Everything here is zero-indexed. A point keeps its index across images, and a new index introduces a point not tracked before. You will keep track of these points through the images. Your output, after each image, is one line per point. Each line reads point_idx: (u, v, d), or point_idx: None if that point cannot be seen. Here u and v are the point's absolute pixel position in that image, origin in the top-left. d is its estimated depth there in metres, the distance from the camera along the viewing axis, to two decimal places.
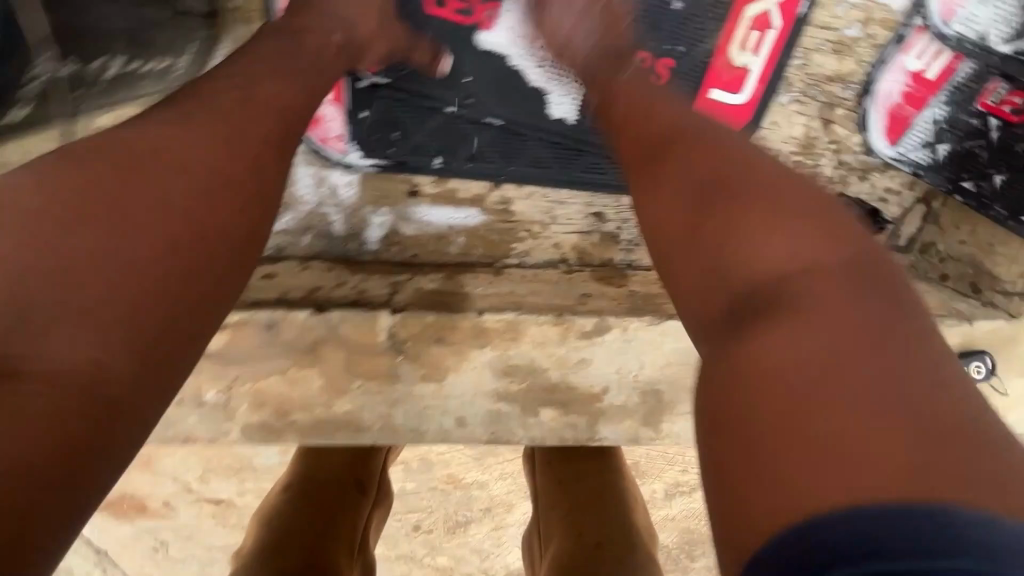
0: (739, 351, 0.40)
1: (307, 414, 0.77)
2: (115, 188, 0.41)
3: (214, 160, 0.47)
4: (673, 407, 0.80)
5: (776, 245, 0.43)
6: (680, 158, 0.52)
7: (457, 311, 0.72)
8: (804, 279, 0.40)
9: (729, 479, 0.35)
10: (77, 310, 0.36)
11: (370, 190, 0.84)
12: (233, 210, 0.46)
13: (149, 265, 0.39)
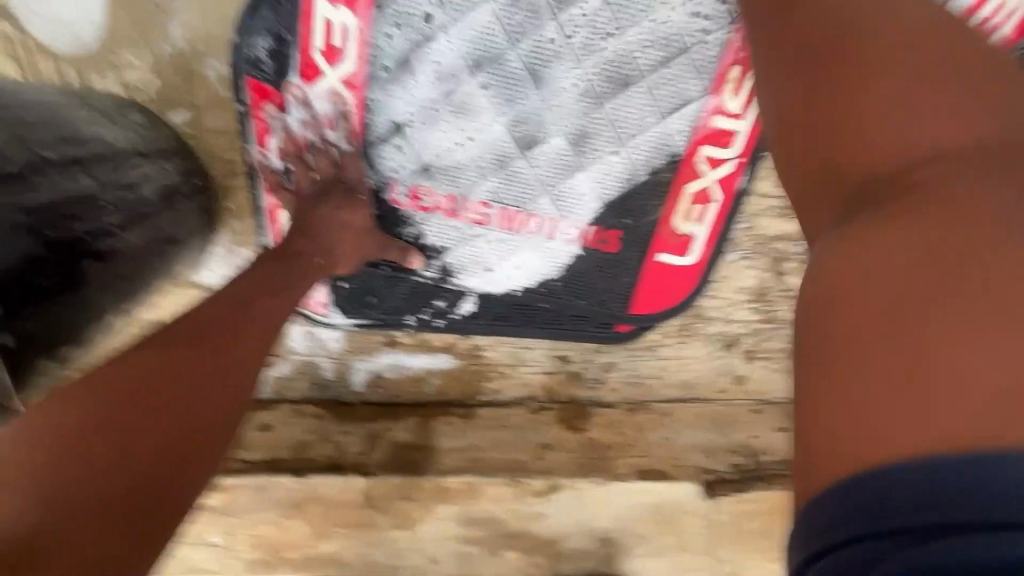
0: (840, 259, 0.44)
1: (297, 553, 0.87)
2: (142, 382, 0.51)
3: (216, 345, 0.58)
4: (630, 550, 0.85)
5: (878, 142, 0.46)
6: (865, 61, 0.49)
7: (421, 474, 0.81)
8: (923, 107, 0.46)
9: (811, 406, 0.41)
10: (103, 488, 0.45)
11: (353, 342, 0.94)
12: (232, 386, 0.57)
13: (165, 443, 0.50)
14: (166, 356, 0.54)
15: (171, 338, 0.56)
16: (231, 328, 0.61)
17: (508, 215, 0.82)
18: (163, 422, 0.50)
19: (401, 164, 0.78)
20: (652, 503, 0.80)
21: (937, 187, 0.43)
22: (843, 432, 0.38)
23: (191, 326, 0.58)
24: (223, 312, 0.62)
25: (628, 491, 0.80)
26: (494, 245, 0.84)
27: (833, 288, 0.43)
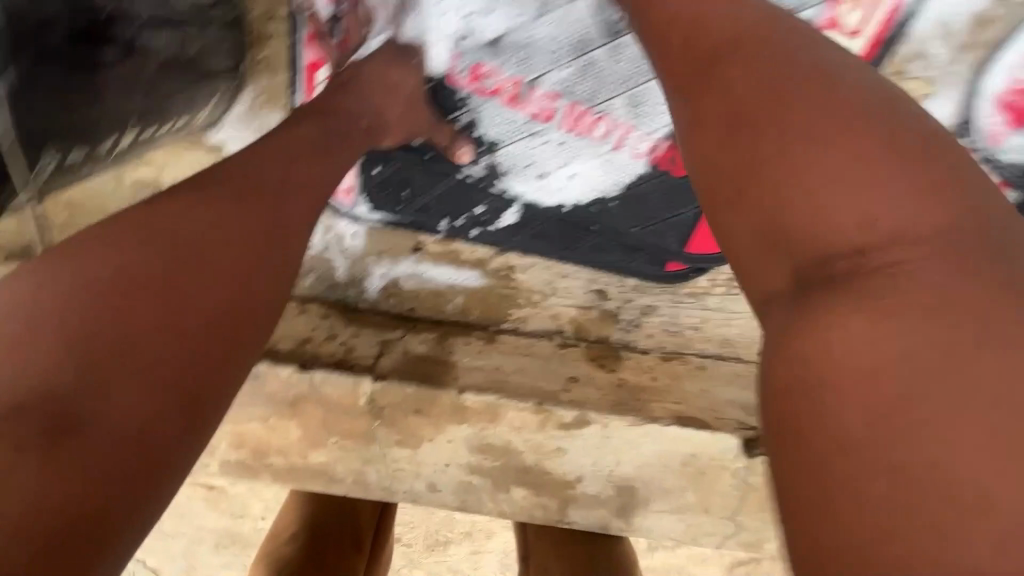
0: (787, 377, 0.38)
1: (283, 459, 0.78)
2: (179, 241, 0.47)
3: (263, 201, 0.53)
4: (646, 504, 0.78)
5: (850, 207, 0.40)
6: (747, 64, 0.47)
7: (438, 387, 0.72)
8: (858, 149, 0.41)
9: (785, 466, 0.36)
10: (140, 362, 0.41)
11: (374, 242, 0.84)
12: (281, 250, 0.52)
13: (212, 302, 0.46)
14: (201, 218, 0.49)
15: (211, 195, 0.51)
16: (272, 195, 0.54)
17: (575, 114, 0.73)
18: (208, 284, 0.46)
19: (467, 32, 0.69)
20: (684, 453, 0.73)
21: (864, 310, 0.37)
22: (833, 538, 0.33)
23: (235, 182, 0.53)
24: (265, 175, 0.55)
25: (661, 437, 0.73)
26: (552, 147, 0.75)
27: (809, 402, 0.36)
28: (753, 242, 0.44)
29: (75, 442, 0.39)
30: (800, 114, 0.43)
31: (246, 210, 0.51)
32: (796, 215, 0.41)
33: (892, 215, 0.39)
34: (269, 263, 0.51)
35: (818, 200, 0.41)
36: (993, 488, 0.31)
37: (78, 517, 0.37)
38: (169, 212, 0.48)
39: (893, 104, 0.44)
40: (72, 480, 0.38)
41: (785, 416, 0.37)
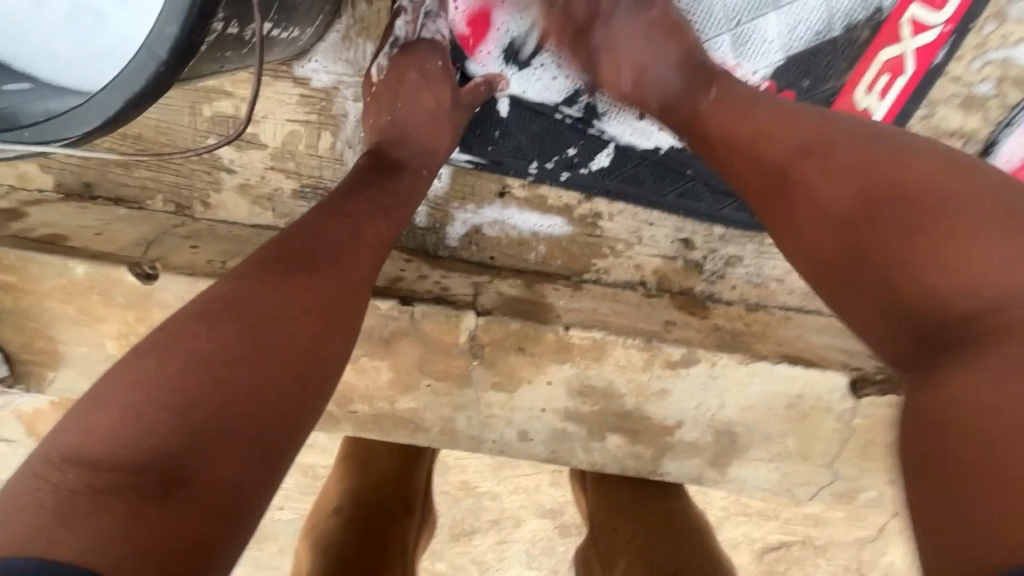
0: (937, 395, 0.37)
1: (367, 406, 0.75)
2: (259, 304, 0.47)
3: (338, 233, 0.54)
4: (743, 452, 0.77)
5: (950, 255, 0.41)
6: (830, 158, 0.50)
7: (543, 323, 0.69)
8: (1002, 242, 0.40)
9: (933, 527, 0.34)
10: (235, 398, 0.41)
11: (459, 185, 0.82)
12: (352, 246, 0.54)
13: (299, 354, 0.46)
14: (268, 297, 0.47)
15: (288, 249, 0.52)
16: (330, 268, 0.52)
17: None
18: (290, 336, 0.46)
19: None
20: (790, 395, 0.72)
21: (981, 329, 0.39)
22: (981, 532, 0.31)
23: (307, 245, 0.53)
24: (328, 239, 0.53)
25: (769, 376, 0.71)
26: None
27: (958, 412, 0.36)
28: (883, 316, 0.44)
29: (184, 489, 0.37)
30: (892, 166, 0.46)
31: (310, 287, 0.49)
32: (923, 259, 0.42)
33: (999, 273, 0.39)
34: (336, 317, 0.50)
35: (954, 267, 0.40)
36: (1020, 452, 0.32)
37: (187, 544, 0.35)
38: (248, 286, 0.48)
39: (971, 169, 0.45)
40: (182, 511, 0.36)
41: (923, 439, 0.37)
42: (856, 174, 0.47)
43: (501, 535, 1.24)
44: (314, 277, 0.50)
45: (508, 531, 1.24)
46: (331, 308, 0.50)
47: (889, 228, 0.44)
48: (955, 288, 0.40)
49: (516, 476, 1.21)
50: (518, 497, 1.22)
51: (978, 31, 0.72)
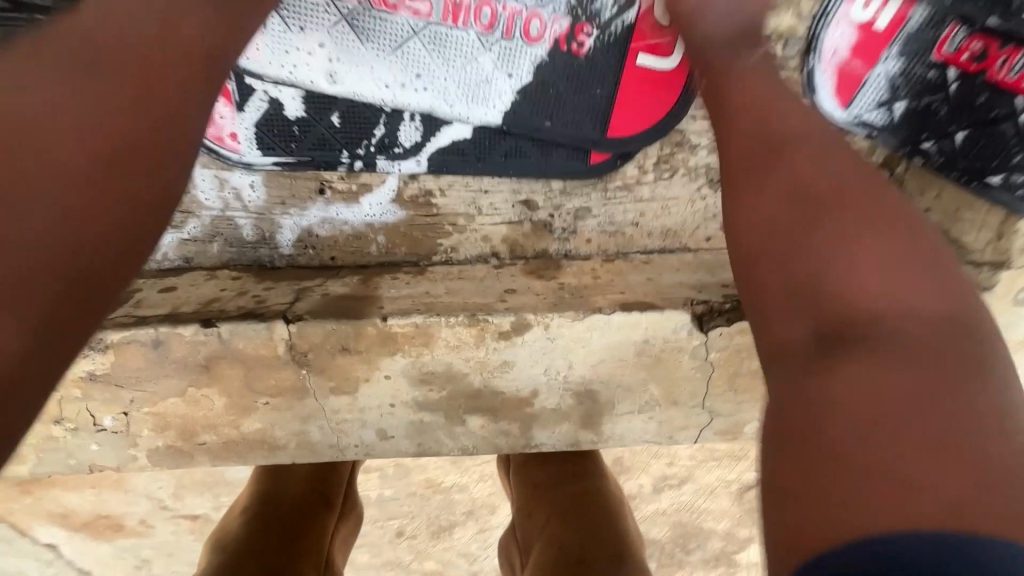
0: (807, 388, 0.38)
1: (215, 435, 0.72)
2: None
3: (119, 88, 0.42)
4: (611, 407, 0.74)
5: (867, 270, 0.40)
6: (797, 150, 0.48)
7: (360, 318, 0.66)
8: (874, 235, 0.41)
9: (798, 499, 0.34)
10: None
11: (277, 190, 0.78)
12: (139, 115, 0.43)
13: (63, 259, 0.37)
14: (26, 96, 0.38)
15: (46, 76, 0.40)
16: (104, 135, 0.40)
17: (456, 3, 0.68)
18: (45, 199, 0.36)
19: None
20: (636, 341, 0.69)
21: (885, 331, 0.37)
22: (831, 509, 0.32)
23: (73, 89, 0.40)
24: (105, 93, 0.41)
25: (608, 328, 0.68)
26: (442, 46, 0.70)
27: (825, 401, 0.36)
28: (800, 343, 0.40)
29: None
30: (819, 176, 0.46)
31: (72, 155, 0.38)
32: (830, 272, 0.40)
33: (914, 292, 0.39)
34: (124, 161, 0.41)
35: (860, 279, 0.39)
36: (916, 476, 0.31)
37: None
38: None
39: (912, 229, 0.43)
40: None
41: (785, 442, 0.37)
42: (811, 172, 0.46)
43: (479, 524, 1.21)
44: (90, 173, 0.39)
45: (488, 517, 1.20)
46: (120, 98, 0.42)
47: (861, 275, 0.40)
48: (927, 387, 0.34)
49: (480, 464, 1.16)
50: (487, 484, 1.18)
51: None
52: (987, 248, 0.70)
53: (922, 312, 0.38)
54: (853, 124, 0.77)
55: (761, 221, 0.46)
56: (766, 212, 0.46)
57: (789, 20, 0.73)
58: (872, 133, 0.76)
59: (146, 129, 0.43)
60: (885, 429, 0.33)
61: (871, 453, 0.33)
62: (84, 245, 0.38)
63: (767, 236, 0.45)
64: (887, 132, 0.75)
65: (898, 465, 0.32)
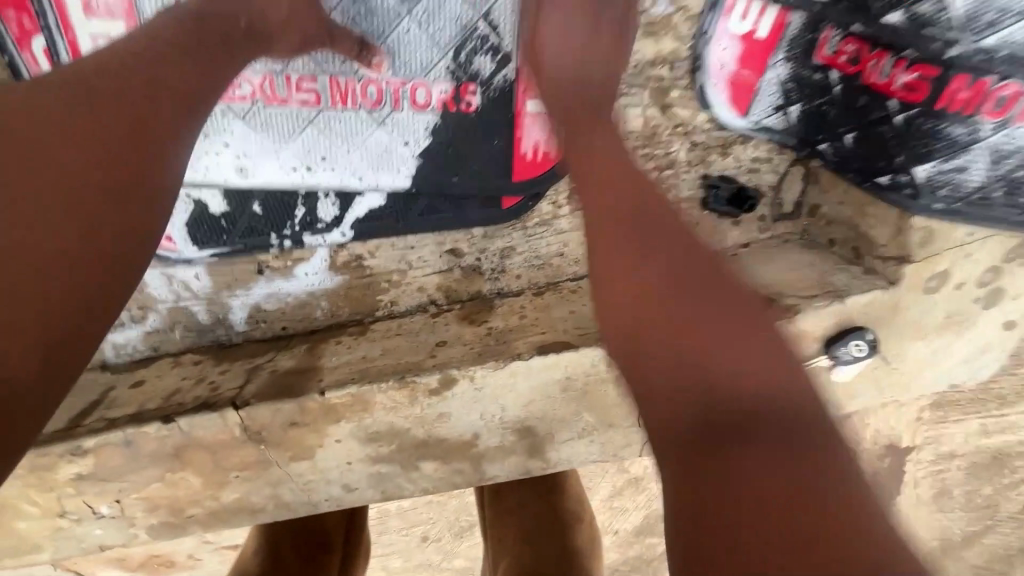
0: (709, 469, 0.41)
1: (200, 508, 0.80)
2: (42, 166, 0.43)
3: (111, 98, 0.47)
4: (552, 438, 0.79)
5: (743, 367, 0.44)
6: (668, 253, 0.51)
7: (302, 394, 0.72)
8: (701, 311, 0.48)
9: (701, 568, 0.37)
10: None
11: (219, 277, 0.84)
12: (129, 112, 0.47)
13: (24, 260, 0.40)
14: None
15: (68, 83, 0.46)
16: (131, 130, 0.47)
17: (341, 88, 0.72)
18: (65, 199, 0.43)
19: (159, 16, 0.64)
20: (559, 379, 0.73)
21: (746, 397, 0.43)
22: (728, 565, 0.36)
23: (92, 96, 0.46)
24: (96, 101, 0.46)
25: (530, 372, 0.72)
26: (336, 128, 0.74)
27: (722, 507, 0.39)
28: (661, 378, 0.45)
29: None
30: (660, 244, 0.52)
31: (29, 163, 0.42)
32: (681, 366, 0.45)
33: (768, 369, 0.44)
34: (132, 158, 0.46)
35: (731, 371, 0.44)
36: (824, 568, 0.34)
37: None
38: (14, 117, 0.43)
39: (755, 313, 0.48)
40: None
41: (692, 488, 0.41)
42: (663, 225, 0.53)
43: None
44: (77, 171, 0.44)
45: None
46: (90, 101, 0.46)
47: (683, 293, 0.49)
48: (799, 489, 0.38)
49: None
50: None
51: None
52: (890, 243, 0.72)
53: (776, 401, 0.42)
54: (754, 130, 0.77)
55: (631, 287, 0.50)
56: (616, 279, 0.51)
57: (670, 44, 0.74)
58: (773, 137, 0.76)
59: (148, 123, 0.48)
60: (728, 457, 0.40)
61: (737, 488, 0.39)
62: (90, 222, 0.43)
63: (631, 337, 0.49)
64: (784, 135, 0.75)
65: (765, 533, 0.37)
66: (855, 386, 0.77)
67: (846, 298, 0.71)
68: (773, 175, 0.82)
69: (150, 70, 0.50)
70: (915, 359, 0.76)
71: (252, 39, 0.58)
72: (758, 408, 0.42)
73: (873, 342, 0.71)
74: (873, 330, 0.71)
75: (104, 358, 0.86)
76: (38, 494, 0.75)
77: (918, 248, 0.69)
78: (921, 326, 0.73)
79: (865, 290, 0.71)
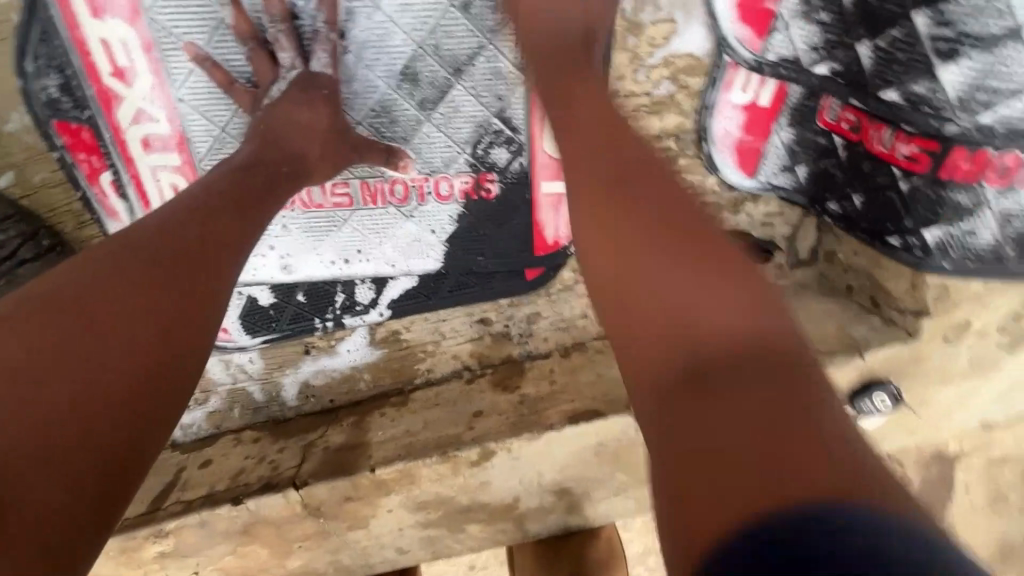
0: (645, 298, 0.45)
1: (269, 574, 0.87)
2: (129, 290, 0.50)
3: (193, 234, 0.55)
4: (589, 496, 0.83)
5: (671, 279, 0.45)
6: (619, 204, 0.50)
7: (354, 472, 0.78)
8: (649, 208, 0.50)
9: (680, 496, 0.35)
10: (75, 401, 0.44)
11: (271, 358, 0.91)
12: (209, 253, 0.55)
13: (115, 378, 0.46)
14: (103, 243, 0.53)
15: (160, 220, 0.55)
16: (205, 261, 0.55)
17: (371, 189, 0.78)
18: (147, 320, 0.49)
19: (205, 149, 0.71)
20: (593, 445, 0.78)
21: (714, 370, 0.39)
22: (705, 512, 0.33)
23: (179, 232, 0.55)
24: (182, 233, 0.55)
25: (562, 439, 0.77)
26: (369, 224, 0.80)
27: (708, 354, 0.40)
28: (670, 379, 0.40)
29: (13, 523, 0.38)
30: (629, 139, 0.56)
31: (121, 289, 0.49)
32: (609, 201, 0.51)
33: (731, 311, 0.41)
34: (203, 288, 0.53)
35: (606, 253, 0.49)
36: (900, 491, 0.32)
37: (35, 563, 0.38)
38: (115, 249, 0.52)
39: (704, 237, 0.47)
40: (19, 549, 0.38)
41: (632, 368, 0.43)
42: (635, 147, 0.55)
43: None
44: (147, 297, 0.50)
45: None
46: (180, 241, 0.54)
47: (662, 296, 0.44)
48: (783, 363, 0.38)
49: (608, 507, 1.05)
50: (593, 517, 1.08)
51: (626, 48, 0.72)
52: (906, 297, 0.73)
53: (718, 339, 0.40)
54: (765, 189, 0.79)
55: (604, 198, 0.51)
56: (587, 231, 0.51)
57: (674, 119, 0.77)
58: (784, 195, 0.78)
59: (225, 255, 0.56)
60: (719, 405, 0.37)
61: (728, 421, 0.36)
62: (156, 344, 0.49)
63: (648, 304, 0.44)
64: (795, 193, 0.77)
65: (706, 395, 0.39)
66: (883, 431, 0.78)
67: (865, 352, 0.72)
68: (786, 228, 0.84)
69: (226, 210, 0.58)
70: (942, 402, 0.77)
71: (292, 178, 0.65)
72: (738, 362, 0.39)
73: (896, 394, 0.72)
74: (895, 382, 0.73)
75: (173, 438, 0.94)
76: (127, 571, 0.83)
77: (935, 303, 0.71)
78: (942, 373, 0.74)
79: (884, 343, 0.73)
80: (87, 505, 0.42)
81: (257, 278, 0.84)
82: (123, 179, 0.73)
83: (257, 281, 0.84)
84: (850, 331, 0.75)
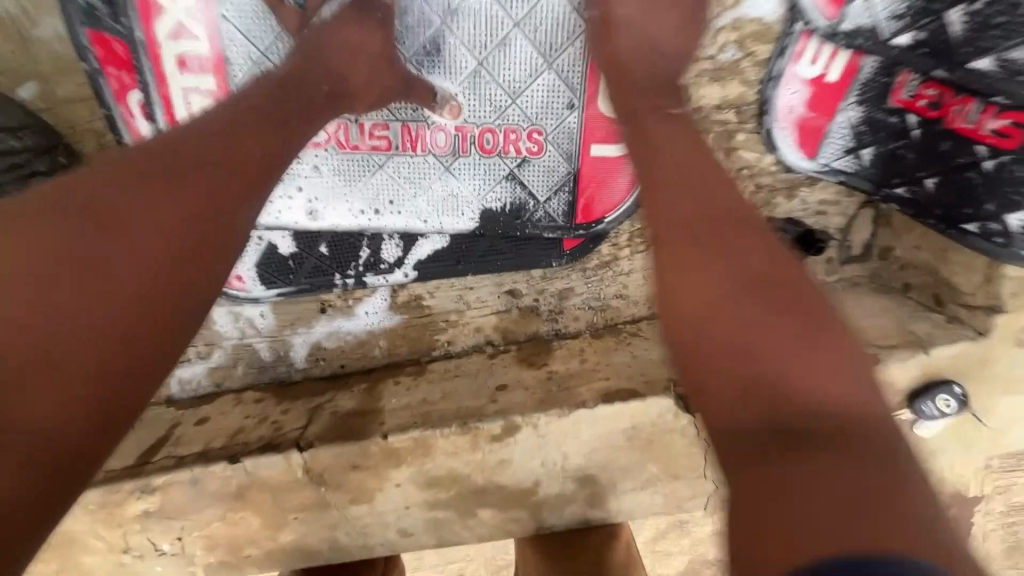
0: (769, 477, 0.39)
1: (257, 548, 0.80)
2: (148, 200, 0.46)
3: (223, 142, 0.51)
4: (614, 488, 0.76)
5: (747, 310, 0.46)
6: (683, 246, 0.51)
7: (364, 437, 0.72)
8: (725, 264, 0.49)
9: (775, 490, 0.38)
10: (85, 315, 0.40)
11: (283, 315, 0.86)
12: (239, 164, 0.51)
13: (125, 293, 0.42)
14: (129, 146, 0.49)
15: (190, 128, 0.51)
16: (234, 175, 0.51)
17: (412, 134, 0.74)
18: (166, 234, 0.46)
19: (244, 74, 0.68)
20: (625, 428, 0.71)
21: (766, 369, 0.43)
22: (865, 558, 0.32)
23: (210, 138, 0.51)
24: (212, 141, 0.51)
25: (594, 419, 0.71)
26: (405, 174, 0.76)
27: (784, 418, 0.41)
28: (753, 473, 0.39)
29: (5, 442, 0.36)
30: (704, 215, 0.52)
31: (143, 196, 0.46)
32: (711, 298, 0.48)
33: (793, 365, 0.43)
34: (228, 203, 0.49)
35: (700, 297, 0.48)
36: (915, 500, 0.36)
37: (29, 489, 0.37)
38: (140, 155, 0.48)
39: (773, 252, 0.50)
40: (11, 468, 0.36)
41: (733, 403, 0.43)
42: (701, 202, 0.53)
43: None
44: (167, 208, 0.46)
45: None
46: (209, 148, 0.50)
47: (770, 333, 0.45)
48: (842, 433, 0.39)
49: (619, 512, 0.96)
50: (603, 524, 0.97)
51: None
52: (978, 291, 0.68)
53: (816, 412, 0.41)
54: (823, 172, 0.75)
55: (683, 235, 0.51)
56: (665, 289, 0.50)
57: (736, 89, 0.73)
58: (844, 179, 0.74)
59: (255, 167, 0.52)
60: (805, 479, 0.37)
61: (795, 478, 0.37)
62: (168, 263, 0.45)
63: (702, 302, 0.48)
64: (856, 177, 0.73)
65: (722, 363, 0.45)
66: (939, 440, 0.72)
67: (931, 348, 0.67)
68: (841, 218, 0.79)
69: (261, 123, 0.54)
70: (1008, 412, 0.71)
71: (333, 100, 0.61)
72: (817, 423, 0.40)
73: (962, 396, 0.66)
74: (962, 383, 0.67)
75: (168, 394, 0.88)
76: (105, 529, 0.76)
77: (1011, 299, 0.66)
78: (1008, 380, 0.69)
79: (951, 340, 0.67)
80: (83, 422, 0.39)
81: (279, 225, 0.79)
82: (151, 100, 0.68)
83: (278, 228, 0.79)
84: (911, 327, 0.70)
